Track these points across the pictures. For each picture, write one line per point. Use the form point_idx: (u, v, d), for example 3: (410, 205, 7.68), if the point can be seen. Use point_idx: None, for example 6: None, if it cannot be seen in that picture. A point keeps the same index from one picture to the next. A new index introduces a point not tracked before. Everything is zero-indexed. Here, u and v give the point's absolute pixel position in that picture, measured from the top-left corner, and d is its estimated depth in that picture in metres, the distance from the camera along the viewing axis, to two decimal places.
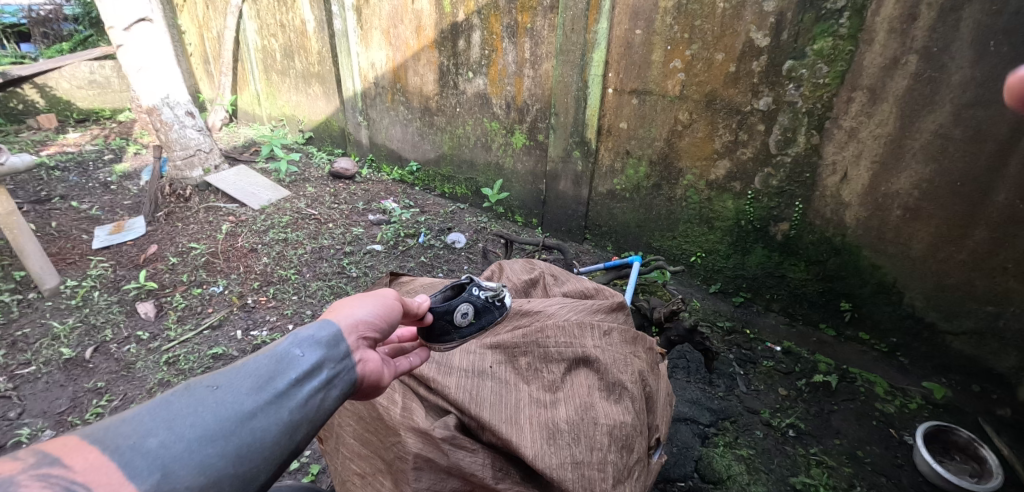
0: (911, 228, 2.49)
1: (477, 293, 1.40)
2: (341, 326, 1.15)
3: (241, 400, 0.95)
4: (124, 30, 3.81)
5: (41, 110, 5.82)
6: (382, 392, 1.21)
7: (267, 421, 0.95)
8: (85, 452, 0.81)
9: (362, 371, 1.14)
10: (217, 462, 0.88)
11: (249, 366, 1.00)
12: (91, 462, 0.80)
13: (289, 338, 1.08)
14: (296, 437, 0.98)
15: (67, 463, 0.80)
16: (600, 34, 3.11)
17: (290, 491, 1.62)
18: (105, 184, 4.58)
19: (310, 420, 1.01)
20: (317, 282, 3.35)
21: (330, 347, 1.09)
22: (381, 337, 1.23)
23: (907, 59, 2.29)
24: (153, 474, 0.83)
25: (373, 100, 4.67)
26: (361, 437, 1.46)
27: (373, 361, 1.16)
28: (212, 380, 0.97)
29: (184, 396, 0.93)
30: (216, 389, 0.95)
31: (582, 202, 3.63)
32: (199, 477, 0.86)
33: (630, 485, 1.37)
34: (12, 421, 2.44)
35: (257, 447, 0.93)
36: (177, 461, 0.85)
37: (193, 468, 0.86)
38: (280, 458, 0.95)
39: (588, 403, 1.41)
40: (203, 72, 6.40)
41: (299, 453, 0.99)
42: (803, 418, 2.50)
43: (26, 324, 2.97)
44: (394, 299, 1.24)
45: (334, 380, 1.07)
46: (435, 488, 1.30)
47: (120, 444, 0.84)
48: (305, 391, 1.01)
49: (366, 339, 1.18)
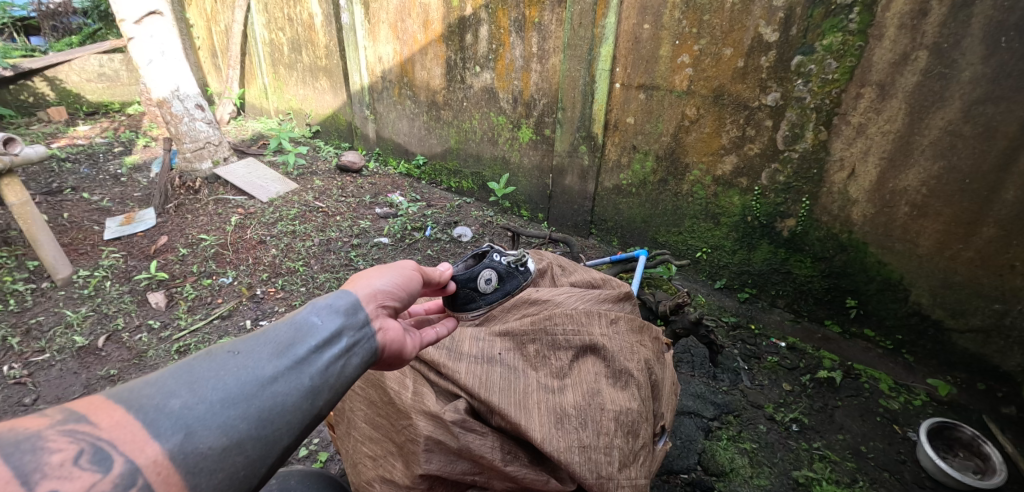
0: (918, 225, 2.49)
1: (499, 259, 1.53)
2: (360, 296, 1.21)
3: (262, 366, 1.01)
4: (136, 23, 3.84)
5: (51, 103, 5.88)
6: (404, 360, 1.27)
7: (288, 386, 1.01)
8: (109, 410, 0.87)
9: (383, 339, 1.19)
10: (238, 424, 0.94)
11: (270, 334, 1.06)
12: (114, 419, 0.86)
13: (308, 307, 1.14)
14: (318, 402, 1.04)
15: (92, 420, 0.85)
16: (607, 29, 3.12)
17: (300, 476, 1.66)
18: (115, 176, 4.63)
19: (330, 386, 1.06)
20: (325, 274, 3.38)
21: (349, 315, 1.15)
22: (399, 307, 1.30)
23: (917, 55, 2.29)
24: (176, 434, 0.88)
25: (381, 94, 4.69)
26: (372, 421, 1.50)
27: (394, 330, 1.22)
28: (233, 346, 1.03)
29: (206, 361, 0.99)
30: (237, 355, 1.01)
31: (589, 197, 3.64)
32: (222, 438, 0.91)
33: (636, 470, 1.38)
34: (27, 407, 2.49)
35: (278, 411, 0.98)
36: (200, 422, 0.91)
37: (216, 430, 0.91)
38: (301, 422, 1.01)
39: (595, 389, 1.43)
40: (211, 66, 6.44)
41: (321, 418, 1.05)
42: (807, 412, 2.52)
43: (40, 312, 3.02)
44: (412, 270, 1.32)
45: (354, 347, 1.13)
46: (445, 470, 1.33)
47: (144, 404, 0.89)
48: (325, 358, 1.07)
49: (385, 308, 1.24)
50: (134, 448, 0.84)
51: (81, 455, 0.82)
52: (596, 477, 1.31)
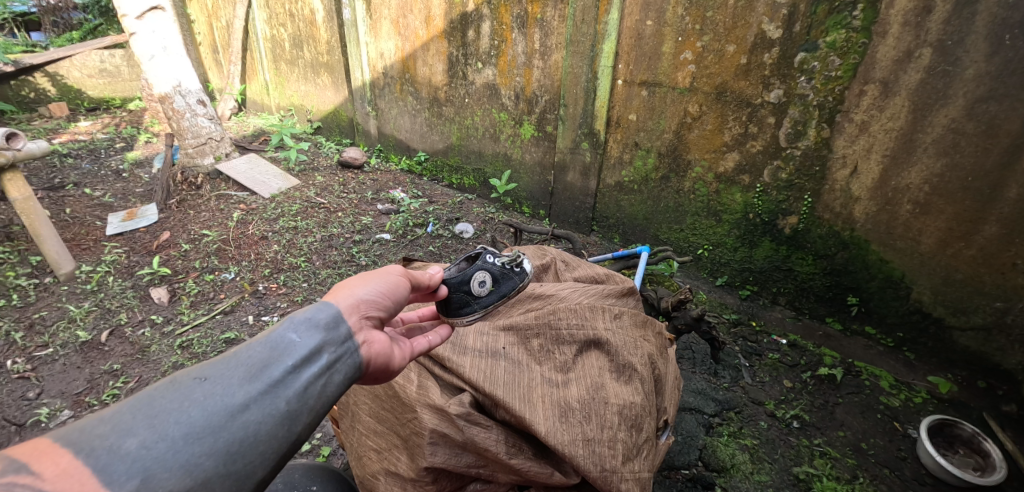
0: (920, 222, 2.49)
1: (491, 261, 1.51)
2: (342, 307, 1.22)
3: (232, 393, 1.01)
4: (137, 18, 3.83)
5: (53, 98, 5.87)
6: (393, 371, 1.30)
7: (261, 414, 1.02)
8: (55, 457, 0.86)
9: (368, 353, 1.22)
10: (203, 461, 0.94)
11: (242, 357, 1.07)
12: (60, 467, 0.85)
13: (285, 323, 1.15)
14: (295, 427, 1.05)
15: (36, 469, 0.84)
16: (610, 25, 3.12)
17: (304, 469, 1.67)
18: (117, 172, 4.63)
19: (309, 409, 1.08)
20: (327, 269, 3.39)
21: (329, 330, 1.17)
22: (385, 316, 1.31)
23: (920, 52, 2.29)
24: (132, 478, 0.88)
25: (382, 90, 4.69)
26: (377, 414, 1.51)
27: (379, 342, 1.24)
28: (201, 372, 1.03)
29: (171, 391, 0.99)
30: (204, 382, 1.02)
31: (590, 194, 3.64)
32: (186, 476, 0.91)
33: (639, 463, 1.39)
34: (31, 401, 2.50)
35: (250, 441, 0.99)
36: (159, 463, 0.91)
37: (178, 469, 0.91)
38: (278, 449, 1.02)
39: (599, 384, 1.44)
40: (212, 61, 6.43)
41: (299, 442, 1.06)
42: (807, 409, 2.52)
43: (43, 307, 3.02)
44: (398, 277, 1.33)
45: (335, 364, 1.14)
46: (450, 462, 1.34)
47: (97, 446, 0.89)
48: (302, 380, 1.08)
49: (369, 319, 1.26)
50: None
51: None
52: (600, 470, 1.31)
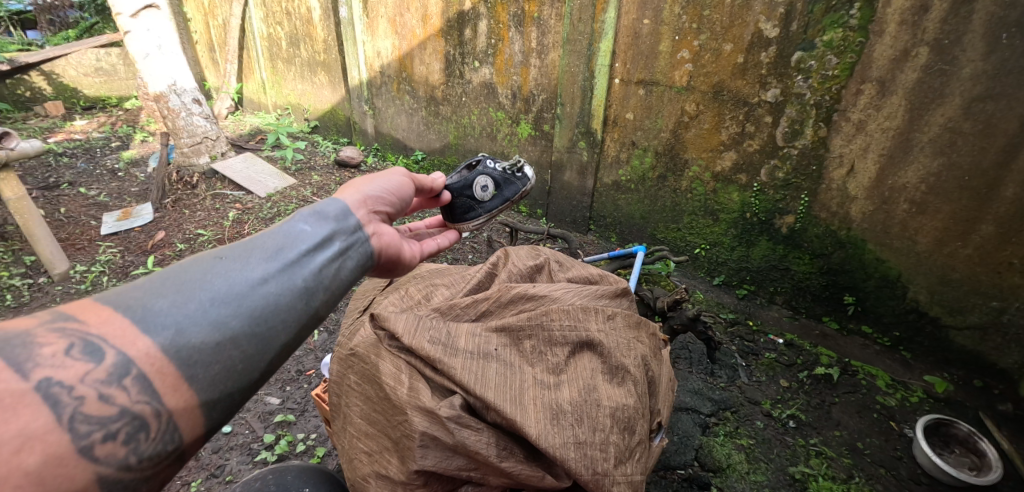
0: (917, 222, 2.48)
1: (491, 167, 1.87)
2: (352, 201, 1.31)
3: (251, 269, 1.05)
4: (131, 16, 3.81)
5: (49, 97, 5.85)
6: (401, 263, 1.41)
7: (281, 287, 1.06)
8: (92, 311, 0.89)
9: (378, 243, 1.31)
10: (231, 322, 0.97)
11: (258, 241, 1.11)
12: (101, 317, 0.88)
13: (295, 217, 1.19)
14: (313, 303, 1.10)
15: (78, 319, 0.87)
16: (607, 23, 3.10)
17: (298, 469, 1.66)
18: (113, 171, 4.61)
19: (325, 287, 1.13)
20: None
21: (338, 221, 1.23)
22: (392, 213, 1.43)
23: (917, 51, 2.28)
24: (167, 330, 0.91)
25: (379, 89, 4.67)
26: (368, 416, 1.50)
27: (388, 234, 1.34)
28: (219, 253, 1.06)
29: (192, 266, 1.02)
30: (222, 260, 1.05)
31: (588, 193, 3.63)
32: (215, 334, 0.95)
33: (632, 466, 1.38)
34: None
35: (272, 310, 1.03)
36: (189, 321, 0.94)
37: (208, 327, 0.95)
38: (298, 321, 1.06)
39: (591, 385, 1.43)
40: (208, 60, 6.41)
41: (317, 318, 1.11)
42: (803, 408, 2.52)
43: (37, 307, 3.01)
44: (402, 180, 1.46)
45: (347, 252, 1.21)
46: (441, 465, 1.33)
47: (128, 305, 0.92)
48: (318, 262, 1.14)
49: (377, 213, 1.36)
50: (126, 342, 0.87)
51: (71, 347, 0.84)
52: (592, 473, 1.31)
